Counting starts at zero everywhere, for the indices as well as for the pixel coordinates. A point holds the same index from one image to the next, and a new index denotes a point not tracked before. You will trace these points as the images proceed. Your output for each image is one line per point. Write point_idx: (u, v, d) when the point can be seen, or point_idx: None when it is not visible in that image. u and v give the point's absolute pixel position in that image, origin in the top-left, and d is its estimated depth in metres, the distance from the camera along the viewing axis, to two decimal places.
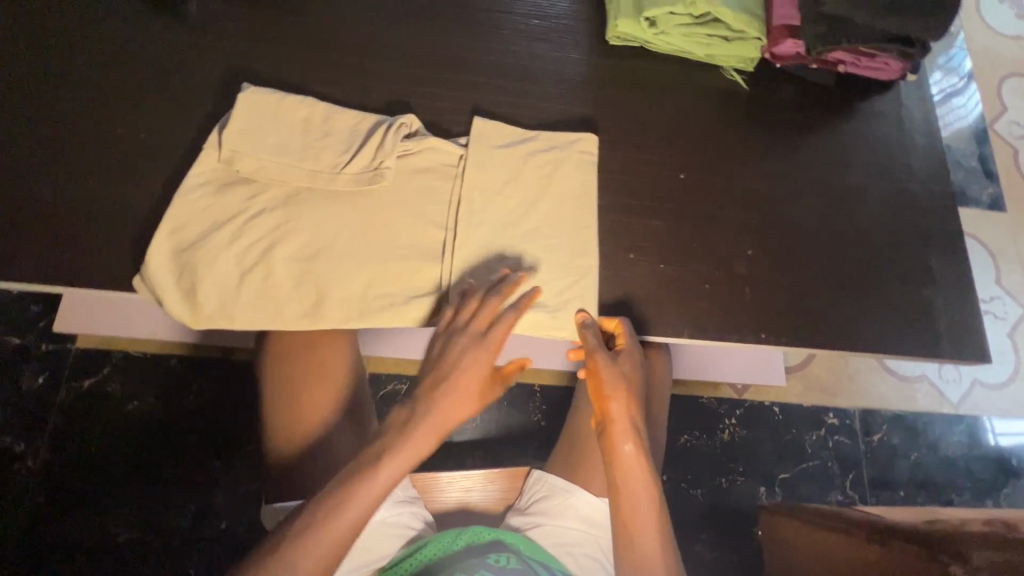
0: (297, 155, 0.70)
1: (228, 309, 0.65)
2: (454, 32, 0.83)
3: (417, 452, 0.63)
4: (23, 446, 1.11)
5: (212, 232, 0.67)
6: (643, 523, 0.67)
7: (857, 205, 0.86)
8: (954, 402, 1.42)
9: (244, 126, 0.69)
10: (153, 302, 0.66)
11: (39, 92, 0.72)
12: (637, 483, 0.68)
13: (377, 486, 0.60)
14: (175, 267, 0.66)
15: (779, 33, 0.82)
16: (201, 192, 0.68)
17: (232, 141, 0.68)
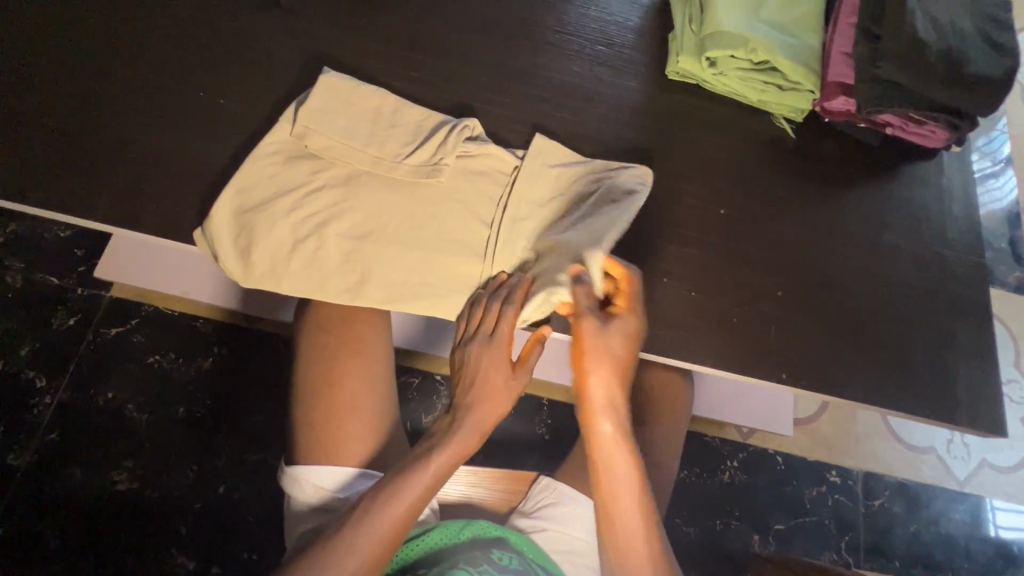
0: (362, 139, 0.73)
1: (278, 274, 0.69)
2: (523, 47, 0.88)
3: (461, 448, 0.69)
4: (45, 382, 1.14)
5: (274, 199, 0.70)
6: (625, 514, 0.67)
7: (889, 264, 0.87)
8: (960, 479, 1.40)
9: (319, 106, 0.73)
10: (209, 255, 0.70)
11: (134, 48, 0.77)
12: (622, 476, 0.67)
13: (428, 477, 0.65)
14: (237, 226, 0.69)
15: (832, 89, 0.85)
16: (272, 160, 0.72)
17: (306, 117, 0.72)
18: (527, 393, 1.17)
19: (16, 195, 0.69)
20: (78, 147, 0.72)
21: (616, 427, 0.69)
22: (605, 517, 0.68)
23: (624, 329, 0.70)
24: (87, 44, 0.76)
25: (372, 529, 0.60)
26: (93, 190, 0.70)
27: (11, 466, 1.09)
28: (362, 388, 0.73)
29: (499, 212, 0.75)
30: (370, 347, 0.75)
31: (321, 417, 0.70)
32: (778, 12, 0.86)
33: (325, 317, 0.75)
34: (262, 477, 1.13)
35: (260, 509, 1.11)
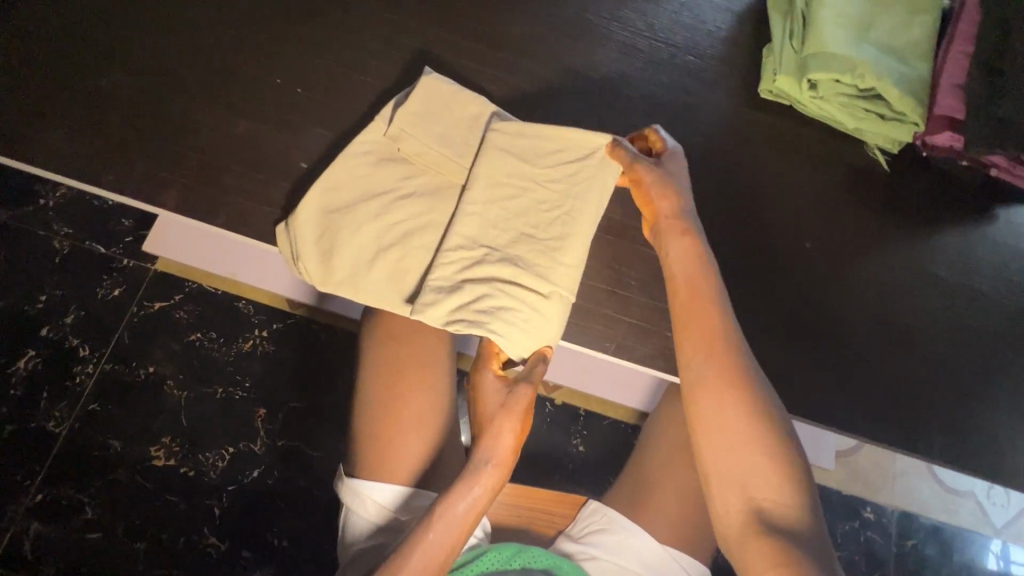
0: (455, 150, 0.72)
1: (359, 281, 0.67)
2: (609, 53, 0.83)
3: (486, 484, 0.63)
4: (88, 351, 1.14)
5: (362, 203, 0.69)
6: (741, 398, 0.62)
7: (977, 312, 0.83)
8: (998, 526, 1.36)
9: (417, 109, 0.72)
10: (287, 252, 0.69)
11: (215, 29, 0.74)
12: (731, 357, 0.64)
13: (453, 516, 0.61)
14: (321, 228, 0.68)
15: (938, 123, 0.80)
16: (363, 161, 0.70)
17: (403, 120, 0.71)
18: (565, 404, 1.15)
19: (90, 176, 0.67)
20: (156, 130, 0.70)
21: (712, 307, 0.66)
22: (709, 396, 0.63)
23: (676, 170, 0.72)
24: (168, 22, 0.74)
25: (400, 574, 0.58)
26: (169, 176, 0.69)
27: (52, 432, 1.09)
28: (429, 397, 0.71)
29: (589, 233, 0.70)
30: (433, 357, 0.72)
31: (381, 428, 0.69)
32: (886, 36, 0.80)
33: (394, 324, 0.72)
34: (296, 464, 1.13)
35: (292, 496, 1.11)
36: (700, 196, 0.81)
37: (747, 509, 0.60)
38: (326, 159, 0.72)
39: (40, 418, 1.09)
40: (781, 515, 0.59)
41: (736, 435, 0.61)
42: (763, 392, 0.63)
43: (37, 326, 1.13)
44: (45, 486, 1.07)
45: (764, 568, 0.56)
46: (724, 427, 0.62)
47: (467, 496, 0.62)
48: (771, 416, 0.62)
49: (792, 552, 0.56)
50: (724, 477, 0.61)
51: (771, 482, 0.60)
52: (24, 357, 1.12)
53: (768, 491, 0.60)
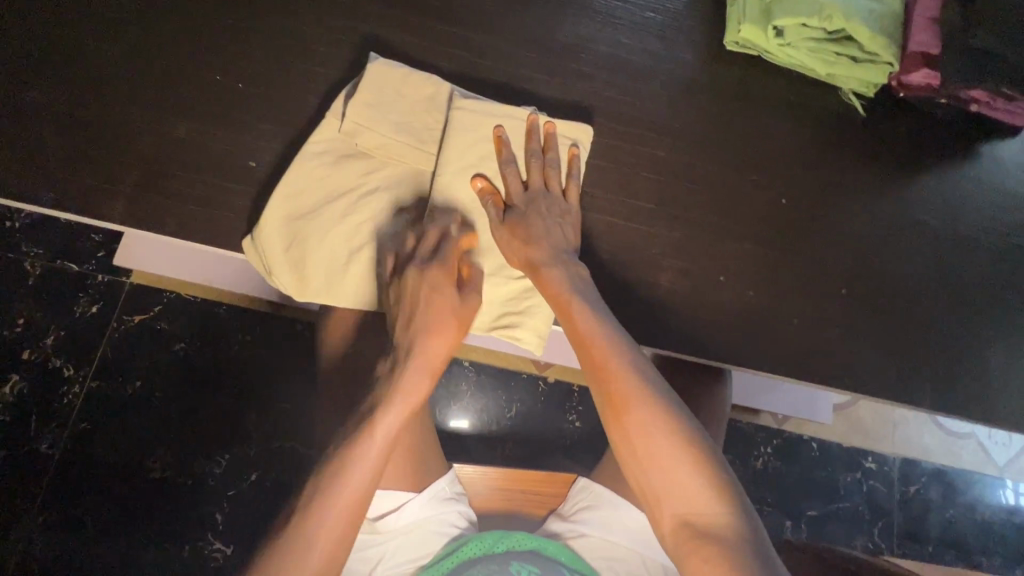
0: (417, 135, 0.69)
1: (335, 289, 0.66)
2: (565, 16, 0.79)
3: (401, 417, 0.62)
4: (72, 371, 1.12)
5: (325, 205, 0.67)
6: (646, 426, 0.59)
7: (964, 255, 0.80)
8: (1000, 464, 1.36)
9: (370, 100, 0.68)
10: (256, 265, 0.67)
11: (144, 26, 0.71)
12: (628, 383, 0.61)
13: (366, 461, 0.59)
14: (287, 234, 0.66)
15: (914, 60, 0.76)
16: (320, 161, 0.67)
17: (357, 114, 0.67)
18: (556, 381, 1.14)
19: (30, 195, 0.65)
20: (93, 141, 0.67)
21: (598, 328, 0.64)
22: (621, 439, 0.60)
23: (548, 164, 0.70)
24: (93, 23, 0.70)
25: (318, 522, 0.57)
26: (114, 188, 0.66)
27: (47, 454, 1.09)
28: None
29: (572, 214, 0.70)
30: None
31: None
32: None
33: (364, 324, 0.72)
34: (292, 465, 1.13)
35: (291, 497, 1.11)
36: (670, 158, 0.77)
37: (680, 524, 0.57)
38: (274, 156, 0.69)
39: (32, 441, 1.09)
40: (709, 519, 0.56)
41: (651, 455, 0.59)
42: (666, 403, 0.60)
43: (17, 350, 1.12)
44: (46, 507, 1.07)
45: None
46: (638, 460, 0.59)
47: (370, 454, 0.60)
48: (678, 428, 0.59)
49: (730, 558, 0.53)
50: (655, 503, 0.59)
51: (695, 494, 0.57)
52: (8, 382, 1.10)
53: (691, 504, 0.57)
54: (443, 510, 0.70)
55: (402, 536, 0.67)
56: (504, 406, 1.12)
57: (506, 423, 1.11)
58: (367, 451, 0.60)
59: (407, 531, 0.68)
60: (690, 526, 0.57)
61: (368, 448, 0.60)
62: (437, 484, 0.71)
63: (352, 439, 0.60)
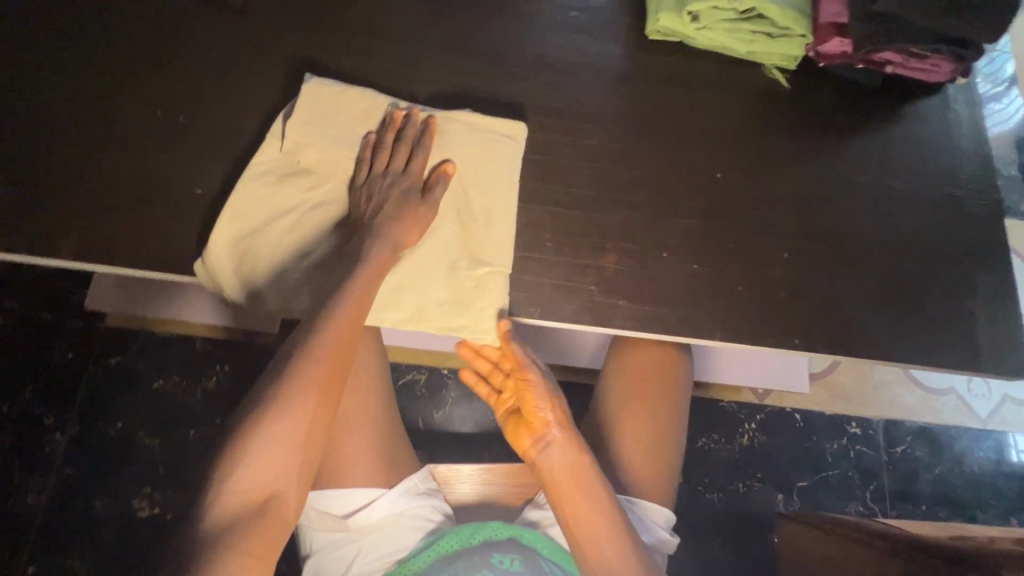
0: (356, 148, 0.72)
1: (286, 300, 0.69)
2: (491, 22, 0.83)
3: (334, 359, 0.62)
4: (53, 418, 1.12)
5: (272, 222, 0.70)
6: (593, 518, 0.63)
7: (901, 210, 0.83)
8: (983, 417, 1.38)
9: (307, 118, 0.71)
10: (208, 284, 0.69)
11: (83, 70, 0.73)
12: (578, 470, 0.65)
13: (296, 403, 0.59)
14: (237, 255, 0.69)
15: (826, 31, 0.80)
16: (265, 180, 0.70)
17: (296, 132, 0.71)
18: None
19: None
20: (41, 184, 0.69)
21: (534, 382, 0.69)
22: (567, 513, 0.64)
23: (481, 158, 0.74)
24: (34, 73, 0.72)
25: (249, 461, 0.57)
26: (64, 227, 0.68)
27: (32, 505, 1.08)
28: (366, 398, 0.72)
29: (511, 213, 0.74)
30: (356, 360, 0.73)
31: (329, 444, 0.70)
32: None
33: None
34: None
35: None
36: (606, 146, 0.80)
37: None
38: (219, 181, 0.71)
39: (16, 494, 1.08)
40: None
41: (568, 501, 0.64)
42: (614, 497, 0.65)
43: None
44: (35, 558, 1.07)
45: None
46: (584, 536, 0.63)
47: (292, 392, 0.59)
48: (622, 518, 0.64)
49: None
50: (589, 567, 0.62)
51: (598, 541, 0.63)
52: None
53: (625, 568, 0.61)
54: (416, 504, 0.71)
55: (377, 532, 0.69)
56: (487, 410, 1.12)
57: (487, 426, 1.11)
58: (297, 378, 0.60)
59: (382, 526, 0.69)
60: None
61: (296, 376, 0.60)
62: (409, 482, 0.71)
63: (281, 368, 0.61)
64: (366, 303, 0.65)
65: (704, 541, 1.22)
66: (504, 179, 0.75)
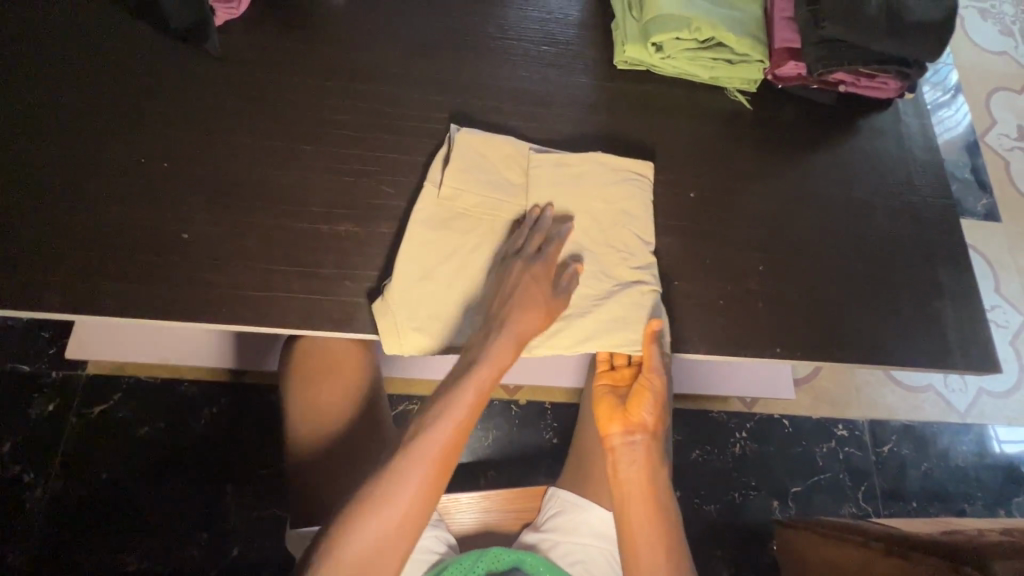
0: (485, 186, 0.76)
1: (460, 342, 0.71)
2: (465, 59, 0.86)
3: (460, 422, 0.63)
4: (33, 474, 1.09)
5: (440, 267, 0.73)
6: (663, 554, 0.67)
7: (865, 218, 0.88)
8: (961, 411, 1.42)
9: (464, 163, 0.76)
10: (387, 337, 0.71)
11: (65, 123, 0.74)
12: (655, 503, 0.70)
13: (426, 466, 0.60)
14: (408, 303, 0.71)
15: (780, 56, 0.85)
16: (426, 225, 0.74)
17: (454, 177, 0.75)
18: (527, 403, 1.15)
19: None
20: (24, 237, 0.69)
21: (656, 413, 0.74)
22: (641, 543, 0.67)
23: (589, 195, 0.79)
24: (16, 129, 0.73)
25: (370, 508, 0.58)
26: (49, 279, 0.68)
27: (12, 567, 1.04)
28: (359, 437, 0.72)
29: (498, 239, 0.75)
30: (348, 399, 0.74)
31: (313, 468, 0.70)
32: None
33: (318, 366, 0.74)
34: (272, 532, 1.11)
35: (277, 566, 1.10)
36: None
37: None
38: (206, 224, 0.72)
39: None
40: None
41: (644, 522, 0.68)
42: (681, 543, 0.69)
43: None
44: None
45: None
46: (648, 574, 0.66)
47: (420, 455, 0.60)
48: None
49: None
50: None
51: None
52: None
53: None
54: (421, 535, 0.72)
55: None
56: (480, 436, 1.12)
57: (482, 452, 1.11)
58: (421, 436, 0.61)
59: None
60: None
61: (430, 433, 0.61)
62: None
63: (423, 422, 0.62)
64: (503, 365, 0.66)
65: (705, 553, 1.23)
66: (595, 214, 0.78)
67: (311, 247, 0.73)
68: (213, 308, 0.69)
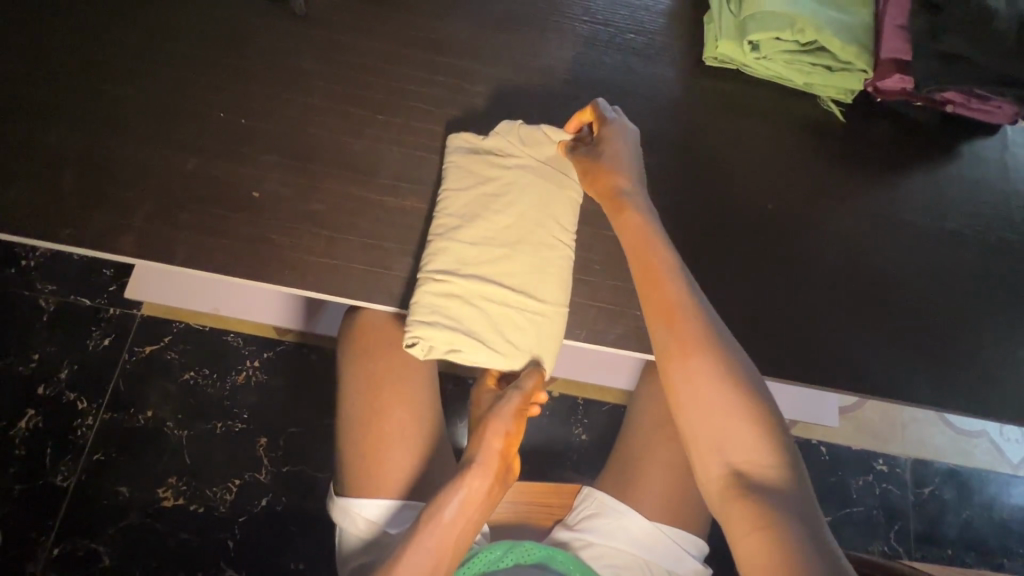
0: (533, 167, 0.72)
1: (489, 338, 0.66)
2: (547, 39, 0.83)
3: (472, 499, 0.59)
4: (86, 403, 1.14)
5: (483, 244, 0.68)
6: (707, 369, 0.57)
7: (953, 250, 0.82)
8: (1014, 462, 1.34)
9: (521, 138, 0.73)
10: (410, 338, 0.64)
11: (150, 69, 0.75)
12: (676, 294, 0.62)
13: (441, 536, 0.57)
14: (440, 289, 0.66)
15: (887, 67, 0.80)
16: (474, 195, 0.70)
17: (509, 148, 0.72)
18: (561, 396, 1.14)
19: (41, 233, 0.68)
20: (102, 179, 0.70)
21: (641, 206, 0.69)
22: (674, 337, 0.60)
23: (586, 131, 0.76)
24: (104, 72, 0.74)
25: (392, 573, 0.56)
26: (123, 223, 0.69)
27: (61, 487, 1.10)
28: (411, 411, 0.72)
29: (570, 233, 0.71)
30: (402, 375, 0.73)
31: (364, 435, 0.71)
32: None
33: (375, 339, 0.74)
34: (300, 488, 1.15)
35: (303, 521, 1.13)
36: (657, 171, 0.80)
37: (723, 477, 0.54)
38: (276, 184, 0.72)
39: (47, 475, 1.10)
40: (762, 479, 0.53)
41: (677, 317, 0.60)
42: (734, 355, 0.58)
43: (33, 386, 1.14)
44: (60, 540, 1.08)
45: (739, 510, 0.52)
46: (692, 402, 0.57)
47: (435, 530, 0.57)
48: (756, 405, 0.56)
49: (771, 510, 0.51)
50: (700, 452, 0.56)
51: (717, 386, 0.57)
52: (24, 417, 1.12)
53: (745, 453, 0.55)
54: None
55: None
56: None
57: None
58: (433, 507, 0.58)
59: None
60: (732, 470, 0.54)
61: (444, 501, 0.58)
62: None
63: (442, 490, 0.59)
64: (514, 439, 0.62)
65: None
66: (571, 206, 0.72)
67: (378, 219, 0.72)
68: (276, 269, 0.69)
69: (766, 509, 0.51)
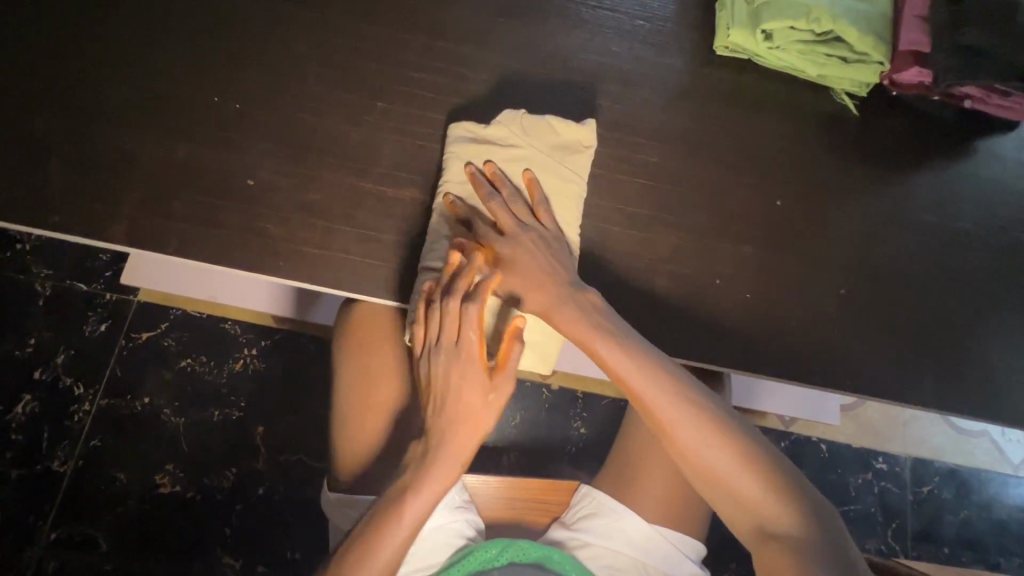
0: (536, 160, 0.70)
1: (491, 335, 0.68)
2: (553, 25, 0.81)
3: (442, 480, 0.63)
4: (82, 389, 1.14)
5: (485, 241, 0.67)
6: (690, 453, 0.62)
7: (965, 250, 0.80)
8: (1014, 462, 1.34)
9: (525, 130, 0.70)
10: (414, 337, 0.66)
11: (142, 50, 0.73)
12: (630, 375, 0.63)
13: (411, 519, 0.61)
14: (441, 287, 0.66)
15: (904, 59, 0.77)
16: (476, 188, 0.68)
17: (512, 138, 0.70)
18: (560, 390, 1.13)
19: (31, 219, 0.66)
20: (92, 165, 0.68)
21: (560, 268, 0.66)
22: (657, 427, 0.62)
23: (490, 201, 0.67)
24: (95, 53, 0.72)
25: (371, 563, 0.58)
26: (114, 210, 0.67)
27: (58, 472, 1.10)
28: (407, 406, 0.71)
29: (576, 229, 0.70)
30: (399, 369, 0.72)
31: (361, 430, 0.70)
32: None
33: (372, 333, 0.73)
34: (297, 477, 1.14)
35: (300, 510, 1.13)
36: (663, 164, 0.78)
37: (753, 533, 0.60)
38: (271, 172, 0.70)
39: (45, 459, 1.10)
40: (777, 525, 0.59)
41: (643, 397, 0.62)
42: (701, 409, 0.62)
43: (29, 371, 1.13)
44: (57, 525, 1.08)
45: (774, 556, 0.58)
46: (700, 479, 0.62)
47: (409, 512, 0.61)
48: (738, 456, 0.61)
49: (800, 553, 0.57)
50: (730, 518, 0.62)
51: (704, 454, 0.61)
52: (20, 402, 1.12)
53: (758, 509, 0.60)
54: (451, 519, 0.71)
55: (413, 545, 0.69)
56: (509, 413, 1.10)
57: (510, 433, 1.10)
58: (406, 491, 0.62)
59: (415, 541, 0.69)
60: (756, 523, 0.60)
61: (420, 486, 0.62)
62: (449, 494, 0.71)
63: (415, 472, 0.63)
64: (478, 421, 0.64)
65: None
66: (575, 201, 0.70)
67: (375, 210, 0.71)
68: (271, 260, 0.68)
69: (795, 562, 0.56)
